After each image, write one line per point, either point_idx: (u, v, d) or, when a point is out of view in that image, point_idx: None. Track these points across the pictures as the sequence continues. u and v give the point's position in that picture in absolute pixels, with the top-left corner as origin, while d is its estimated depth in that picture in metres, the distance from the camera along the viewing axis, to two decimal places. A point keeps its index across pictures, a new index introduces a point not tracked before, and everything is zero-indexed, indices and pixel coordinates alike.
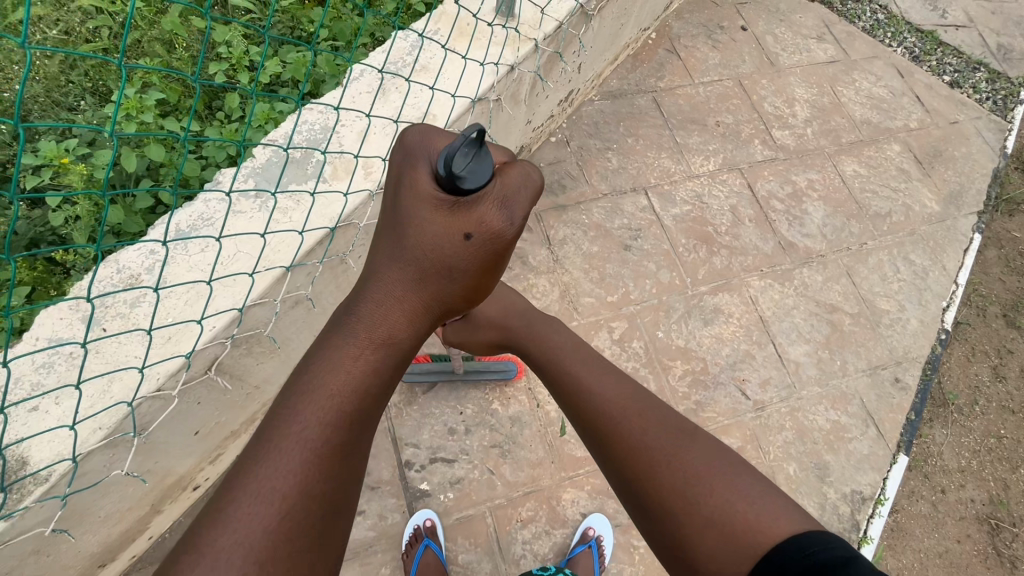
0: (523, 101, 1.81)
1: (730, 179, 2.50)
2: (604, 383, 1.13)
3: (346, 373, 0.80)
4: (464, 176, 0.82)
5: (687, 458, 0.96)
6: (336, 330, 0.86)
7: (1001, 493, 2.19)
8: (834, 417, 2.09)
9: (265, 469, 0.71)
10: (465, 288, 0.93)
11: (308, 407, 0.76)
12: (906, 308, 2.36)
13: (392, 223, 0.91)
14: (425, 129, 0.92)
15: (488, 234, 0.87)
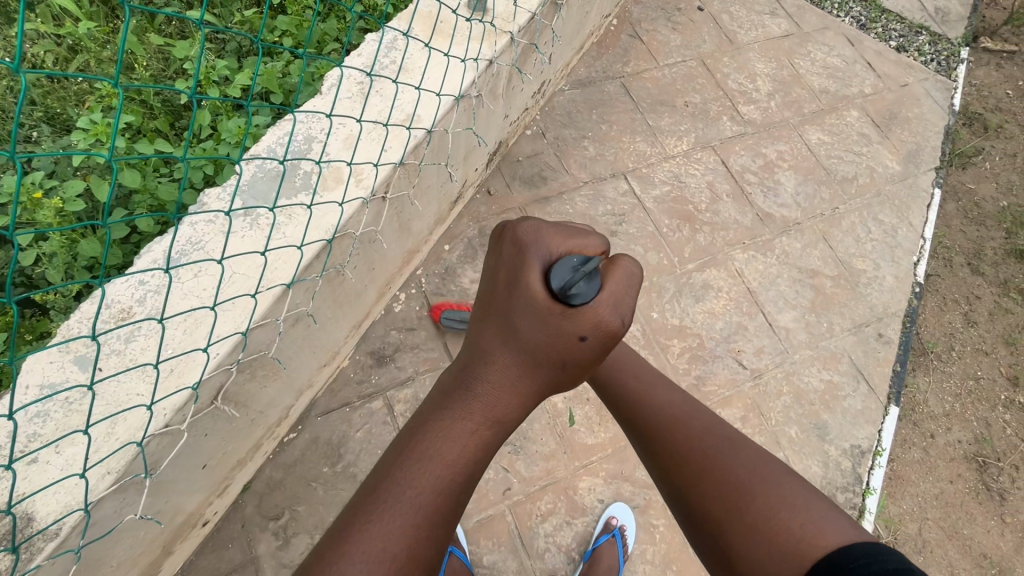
0: (502, 96, 1.81)
1: (704, 157, 2.55)
2: (659, 394, 1.19)
3: (459, 448, 0.87)
4: (577, 296, 0.85)
5: (745, 468, 1.00)
6: (447, 407, 0.90)
7: (984, 431, 2.31)
8: (827, 377, 2.16)
9: (372, 540, 0.79)
10: (575, 377, 0.93)
11: (417, 485, 0.83)
12: (881, 267, 2.46)
13: (510, 307, 0.90)
14: (538, 225, 0.94)
15: (603, 334, 0.87)
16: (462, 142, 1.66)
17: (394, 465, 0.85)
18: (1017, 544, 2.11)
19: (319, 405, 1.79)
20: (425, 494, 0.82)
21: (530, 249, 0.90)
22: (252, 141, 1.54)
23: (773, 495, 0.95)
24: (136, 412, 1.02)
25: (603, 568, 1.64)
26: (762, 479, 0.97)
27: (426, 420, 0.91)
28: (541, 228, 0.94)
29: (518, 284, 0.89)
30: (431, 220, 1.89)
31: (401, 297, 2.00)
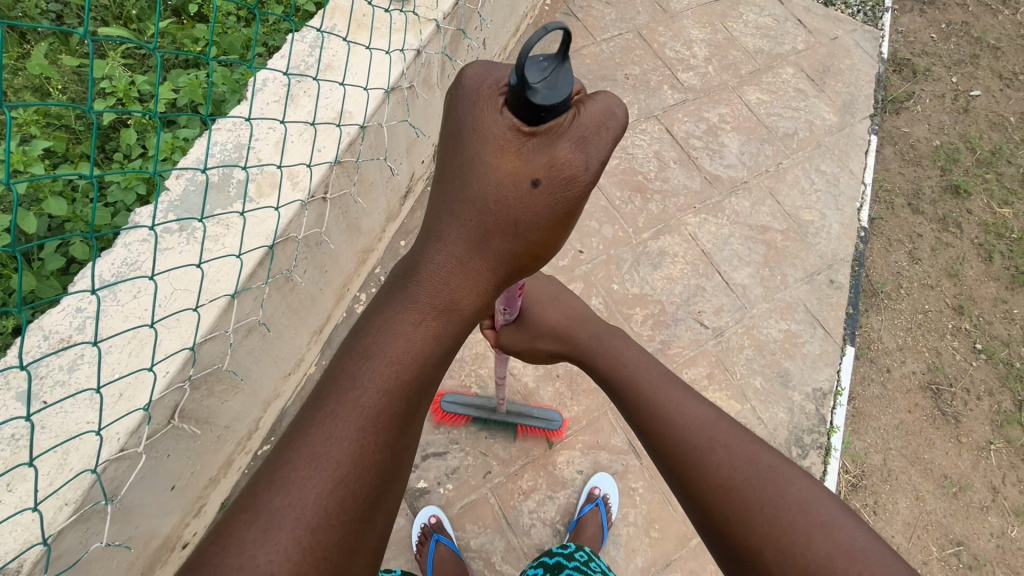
0: (437, 85, 1.81)
1: (649, 127, 2.60)
2: (691, 399, 1.04)
3: (402, 348, 0.80)
4: (536, 89, 0.72)
5: (787, 490, 0.88)
6: (395, 299, 0.84)
7: (936, 361, 2.43)
8: (784, 327, 2.24)
9: (316, 450, 0.72)
10: (537, 243, 0.81)
11: (363, 383, 0.76)
12: (827, 216, 2.55)
13: (450, 166, 0.82)
14: (495, 60, 0.84)
15: (560, 178, 0.77)
16: (400, 136, 1.66)
17: (337, 373, 0.78)
18: (974, 461, 2.24)
19: (289, 414, 1.79)
20: (372, 388, 0.76)
21: (479, 83, 0.81)
22: (176, 157, 1.50)
23: (819, 536, 0.82)
24: (86, 439, 1.01)
25: (586, 536, 1.68)
26: (806, 508, 0.85)
27: (372, 316, 0.85)
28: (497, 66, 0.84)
29: (465, 129, 0.80)
30: (381, 217, 1.89)
31: (361, 297, 1.99)
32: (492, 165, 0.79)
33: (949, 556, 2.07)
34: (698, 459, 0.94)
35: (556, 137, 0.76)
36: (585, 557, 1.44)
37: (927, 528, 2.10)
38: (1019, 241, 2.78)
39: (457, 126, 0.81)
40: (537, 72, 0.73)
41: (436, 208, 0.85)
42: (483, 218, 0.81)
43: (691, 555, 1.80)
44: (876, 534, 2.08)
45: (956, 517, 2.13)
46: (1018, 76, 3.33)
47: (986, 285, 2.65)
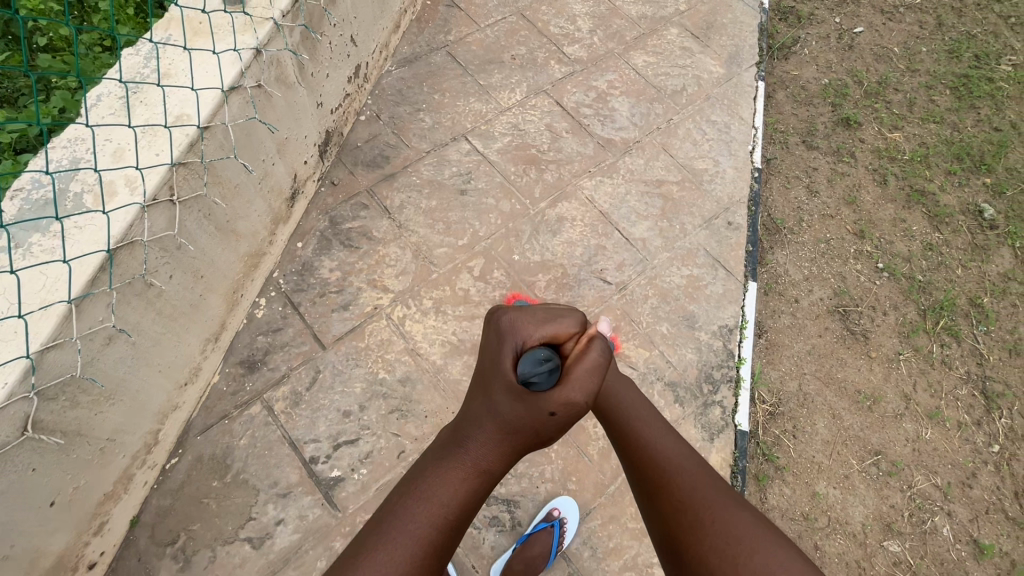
0: (295, 85, 1.86)
1: (538, 102, 2.66)
2: (670, 440, 1.20)
3: (445, 494, 0.97)
4: (535, 382, 0.92)
5: (730, 526, 1.04)
6: (441, 457, 1.01)
7: (841, 285, 2.51)
8: (686, 272, 2.31)
9: (370, 569, 0.90)
10: (556, 436, 0.98)
11: (409, 517, 0.95)
12: (720, 162, 2.63)
13: (480, 379, 1.02)
14: (519, 308, 1.01)
15: (569, 411, 0.92)
16: (253, 134, 1.68)
17: (395, 507, 0.97)
18: (886, 374, 2.31)
19: (196, 423, 1.80)
20: (415, 532, 0.94)
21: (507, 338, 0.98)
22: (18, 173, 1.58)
23: (762, 563, 0.97)
24: None
25: (535, 552, 1.66)
26: (757, 541, 1.01)
27: (423, 466, 1.03)
28: (520, 312, 1.02)
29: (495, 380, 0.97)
30: (264, 219, 1.92)
31: (261, 302, 2.02)
32: (507, 402, 0.95)
33: (870, 467, 2.13)
34: (678, 502, 1.10)
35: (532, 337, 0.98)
36: None
37: (847, 443, 2.17)
38: (911, 161, 2.88)
39: (489, 372, 0.99)
40: (532, 365, 0.93)
41: (466, 416, 1.02)
42: (513, 429, 0.96)
43: (610, 501, 1.85)
44: (798, 457, 2.13)
45: (873, 429, 2.20)
46: (897, 10, 3.47)
47: (885, 207, 2.74)
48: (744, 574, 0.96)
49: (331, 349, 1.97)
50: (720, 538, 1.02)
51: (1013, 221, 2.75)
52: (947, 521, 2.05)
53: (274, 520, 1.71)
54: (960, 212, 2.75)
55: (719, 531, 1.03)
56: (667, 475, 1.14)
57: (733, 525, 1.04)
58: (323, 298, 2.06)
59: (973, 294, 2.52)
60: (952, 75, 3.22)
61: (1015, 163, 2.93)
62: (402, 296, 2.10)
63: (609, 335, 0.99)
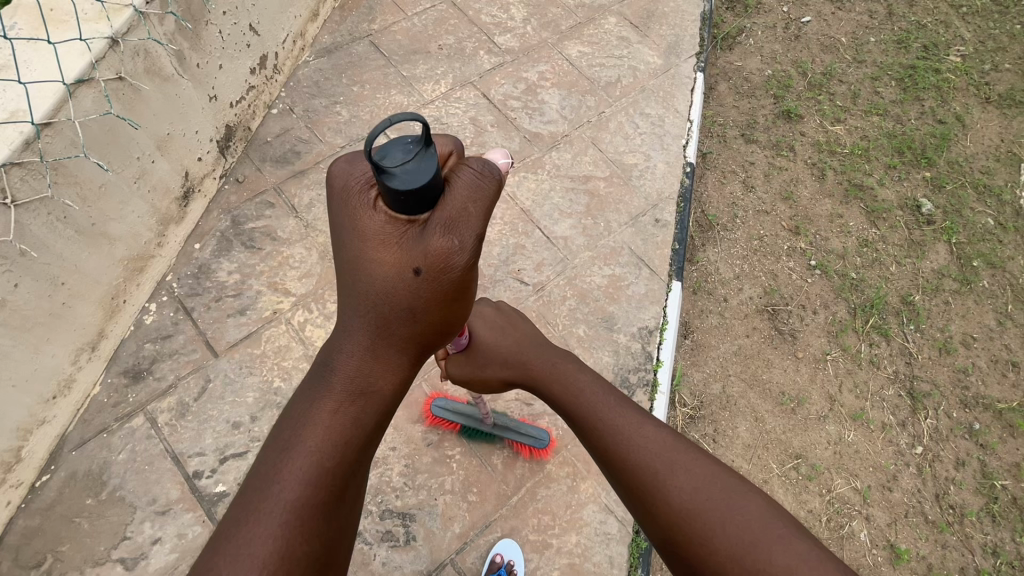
0: (173, 77, 1.76)
1: (464, 94, 2.55)
2: (642, 426, 1.08)
3: (321, 431, 0.86)
4: (394, 171, 0.76)
5: (687, 481, 0.98)
6: (311, 393, 0.89)
7: (772, 283, 2.45)
8: (608, 272, 2.23)
9: (241, 548, 0.76)
10: (434, 323, 0.88)
11: (293, 465, 0.82)
12: (651, 156, 2.55)
13: (340, 263, 0.88)
14: (357, 151, 0.90)
15: (433, 263, 0.82)
16: (116, 130, 1.59)
17: (266, 465, 0.83)
18: (812, 374, 2.26)
19: (71, 438, 1.70)
20: (296, 479, 0.81)
21: (359, 180, 0.85)
22: None
23: (724, 516, 0.92)
24: None
25: None
26: (715, 491, 0.96)
27: (295, 410, 0.90)
28: (360, 154, 0.90)
29: (348, 220, 0.86)
30: (146, 220, 1.80)
31: (150, 307, 1.90)
32: (381, 262, 0.84)
33: (789, 471, 2.08)
34: (643, 474, 1.01)
35: (436, 211, 0.81)
36: None
37: (768, 446, 2.12)
38: (850, 155, 2.82)
39: (347, 231, 0.86)
40: (400, 154, 0.77)
41: (337, 326, 0.91)
42: (388, 314, 0.87)
43: (511, 513, 1.78)
44: None
45: (795, 432, 2.15)
46: None
47: (821, 202, 2.68)
48: (712, 537, 0.91)
49: (224, 357, 1.88)
50: (709, 517, 0.93)
51: (951, 216, 2.69)
52: (864, 526, 2.01)
53: (151, 539, 1.63)
54: (898, 207, 2.70)
55: (683, 493, 0.97)
56: (646, 472, 1.01)
57: (683, 485, 0.97)
58: (218, 303, 1.96)
59: (906, 291, 2.47)
60: (899, 66, 3.15)
61: (957, 156, 2.87)
62: (304, 301, 2.00)
63: (493, 152, 0.89)
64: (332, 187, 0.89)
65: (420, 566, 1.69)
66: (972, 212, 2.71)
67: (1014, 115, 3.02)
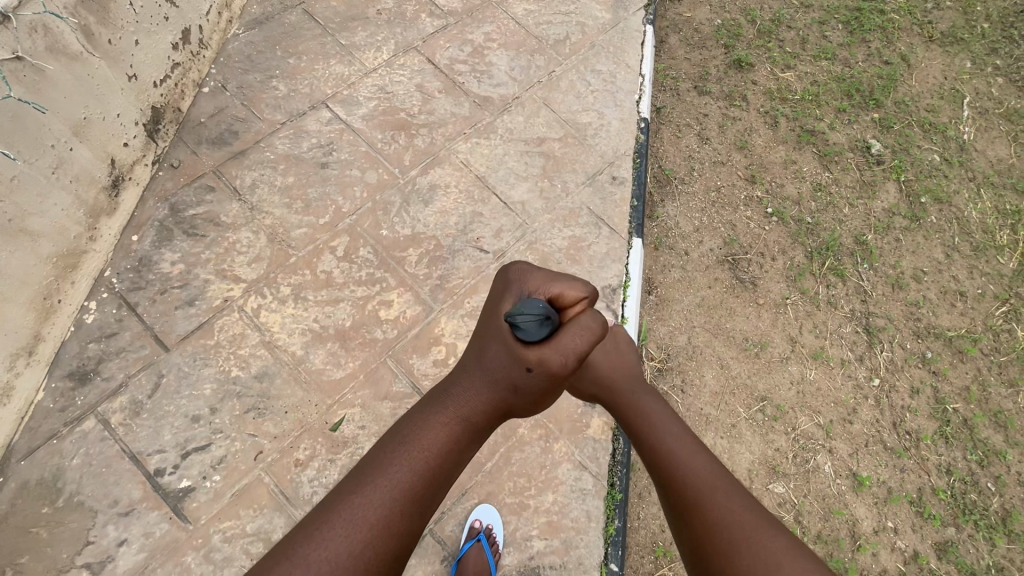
0: (82, 55, 1.64)
1: (407, 61, 2.44)
2: (701, 466, 1.09)
3: (430, 446, 0.96)
4: (522, 327, 0.92)
5: (744, 527, 0.96)
6: (430, 407, 1.03)
7: (731, 233, 2.47)
8: (569, 234, 2.21)
9: (336, 529, 0.85)
10: (531, 402, 1.03)
11: (406, 463, 0.94)
12: (605, 114, 2.51)
13: (478, 336, 1.07)
14: (531, 264, 1.09)
15: (546, 372, 0.96)
16: (20, 117, 1.50)
17: (375, 461, 0.95)
18: (774, 319, 2.31)
19: (17, 448, 1.62)
20: (394, 492, 0.90)
21: (512, 287, 1.05)
22: None
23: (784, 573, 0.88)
24: None
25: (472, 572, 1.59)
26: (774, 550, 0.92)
27: (414, 417, 1.03)
28: (535, 268, 1.09)
29: (494, 317, 1.02)
30: (72, 212, 1.70)
31: (90, 305, 1.80)
32: (500, 346, 0.99)
33: (756, 413, 2.14)
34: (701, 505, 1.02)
35: (557, 344, 0.94)
36: None
37: (735, 392, 2.17)
38: (802, 101, 2.84)
39: (490, 313, 1.05)
40: (532, 312, 0.93)
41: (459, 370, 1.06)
42: (495, 379, 1.00)
43: (488, 479, 1.78)
44: (686, 410, 2.12)
45: (760, 375, 2.20)
46: None
47: (775, 149, 2.70)
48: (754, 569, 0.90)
49: (176, 350, 1.80)
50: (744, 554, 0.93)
51: (899, 155, 2.75)
52: (828, 458, 2.10)
53: (116, 541, 1.58)
54: (849, 149, 2.74)
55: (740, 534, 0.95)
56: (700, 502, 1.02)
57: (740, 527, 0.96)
58: (164, 295, 1.87)
59: (859, 231, 2.53)
60: (845, 9, 3.15)
61: (903, 96, 2.92)
62: (256, 286, 1.93)
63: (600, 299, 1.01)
64: (492, 291, 1.10)
65: None
66: (919, 150, 2.77)
67: (955, 52, 3.07)
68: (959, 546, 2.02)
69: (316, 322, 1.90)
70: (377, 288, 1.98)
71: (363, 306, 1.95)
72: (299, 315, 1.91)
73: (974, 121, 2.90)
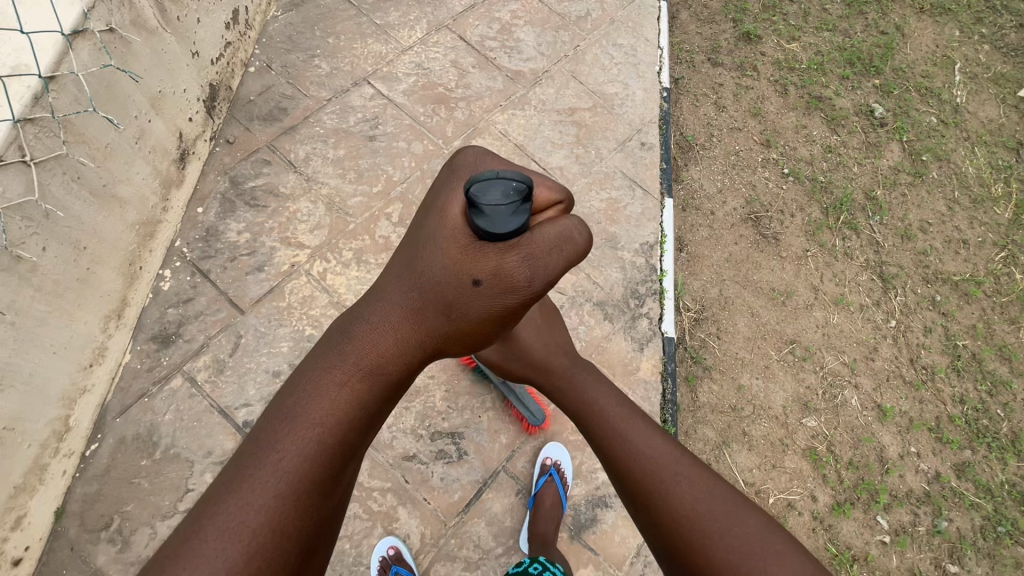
0: (158, 29, 1.72)
1: (440, 39, 2.55)
2: (654, 442, 1.09)
3: (330, 400, 0.90)
4: (486, 211, 0.88)
5: (687, 498, 0.99)
6: (328, 356, 0.96)
7: (752, 193, 2.63)
8: (605, 196, 2.35)
9: (242, 495, 0.81)
10: (462, 331, 1.00)
11: (309, 414, 0.88)
12: (630, 85, 2.64)
13: (411, 246, 1.02)
14: (486, 153, 1.04)
15: (498, 283, 0.94)
16: (114, 84, 1.55)
17: (280, 418, 0.88)
18: (797, 270, 2.47)
19: (112, 407, 1.71)
20: (298, 446, 0.85)
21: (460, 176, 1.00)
22: None
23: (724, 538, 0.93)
24: None
25: (547, 506, 1.72)
26: (714, 514, 0.97)
27: (310, 370, 0.96)
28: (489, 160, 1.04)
29: (437, 224, 0.98)
30: (150, 182, 1.77)
31: (166, 273, 1.89)
32: (439, 256, 0.97)
33: (787, 355, 2.30)
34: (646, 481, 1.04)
35: (524, 251, 0.93)
36: (538, 568, 1.48)
37: (766, 337, 2.33)
38: (808, 70, 3.00)
39: (436, 211, 0.99)
40: (497, 197, 0.88)
41: (368, 306, 1.02)
42: (425, 298, 0.98)
43: (551, 419, 1.92)
44: (722, 355, 2.27)
45: (787, 321, 2.37)
46: None
47: (787, 115, 2.86)
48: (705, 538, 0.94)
49: (251, 313, 1.90)
50: (708, 525, 0.95)
51: (900, 118, 2.93)
52: (854, 393, 2.27)
53: None
54: (855, 114, 2.92)
55: (690, 502, 0.98)
56: (644, 479, 1.04)
57: (687, 497, 0.99)
58: (235, 263, 1.96)
59: (868, 188, 2.71)
60: None
61: (900, 64, 3.11)
62: (320, 251, 2.03)
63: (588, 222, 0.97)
64: (430, 197, 1.04)
65: (476, 477, 1.82)
66: (917, 113, 2.96)
67: (945, 22, 3.27)
68: (975, 466, 2.21)
69: None
70: None
71: None
72: (363, 277, 2.01)
73: (966, 85, 3.10)
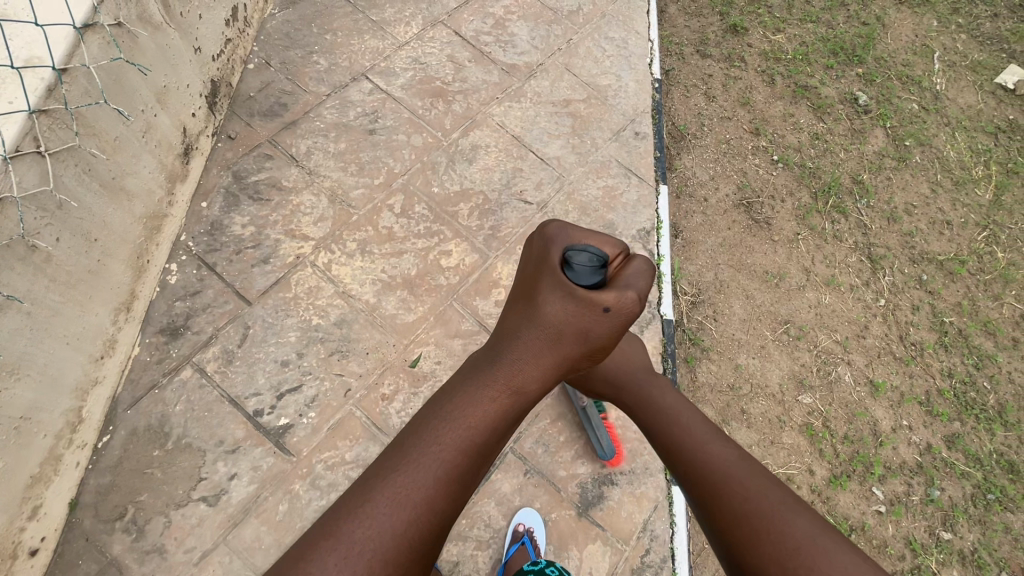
0: (162, 25, 1.75)
1: (436, 34, 2.59)
2: (744, 467, 1.04)
3: (472, 417, 0.85)
4: (574, 269, 0.95)
5: (795, 525, 0.91)
6: (471, 378, 0.91)
7: (744, 180, 2.70)
8: (602, 184, 2.40)
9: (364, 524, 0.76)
10: (595, 349, 0.98)
11: (443, 439, 0.83)
12: (622, 76, 2.70)
13: (530, 288, 1.00)
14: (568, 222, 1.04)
15: (620, 316, 0.96)
16: (123, 77, 1.58)
17: (405, 443, 0.83)
18: (789, 253, 2.54)
19: (123, 399, 1.73)
20: (429, 472, 0.80)
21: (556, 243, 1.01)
22: None
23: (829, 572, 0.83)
24: None
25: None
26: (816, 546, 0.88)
27: (447, 390, 0.90)
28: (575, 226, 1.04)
29: (553, 266, 0.98)
30: (156, 176, 1.80)
31: (172, 267, 1.91)
32: (561, 294, 0.96)
33: (781, 335, 2.37)
34: (737, 505, 0.96)
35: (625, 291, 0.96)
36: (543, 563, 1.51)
37: (761, 319, 2.39)
38: (794, 60, 3.09)
39: (539, 262, 1.01)
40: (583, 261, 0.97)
41: (505, 331, 0.98)
42: (557, 328, 0.96)
43: (556, 402, 1.96)
44: (719, 337, 2.34)
45: (781, 302, 2.43)
46: None
47: (774, 105, 2.94)
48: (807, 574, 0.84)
49: (258, 304, 1.92)
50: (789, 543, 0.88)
51: (884, 105, 3.02)
52: (847, 369, 2.35)
53: (227, 476, 1.70)
54: (840, 102, 3.00)
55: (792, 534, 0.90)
56: (738, 504, 0.97)
57: (794, 529, 0.90)
58: (240, 255, 1.98)
59: (855, 172, 2.80)
60: None
61: (882, 53, 3.20)
62: (324, 243, 2.06)
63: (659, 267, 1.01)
64: (533, 246, 1.06)
65: None
66: (900, 100, 3.05)
67: (924, 12, 3.38)
68: (964, 437, 2.29)
69: (384, 273, 2.05)
70: (436, 240, 2.13)
71: (425, 256, 2.10)
72: (367, 267, 2.04)
73: (945, 73, 3.20)
